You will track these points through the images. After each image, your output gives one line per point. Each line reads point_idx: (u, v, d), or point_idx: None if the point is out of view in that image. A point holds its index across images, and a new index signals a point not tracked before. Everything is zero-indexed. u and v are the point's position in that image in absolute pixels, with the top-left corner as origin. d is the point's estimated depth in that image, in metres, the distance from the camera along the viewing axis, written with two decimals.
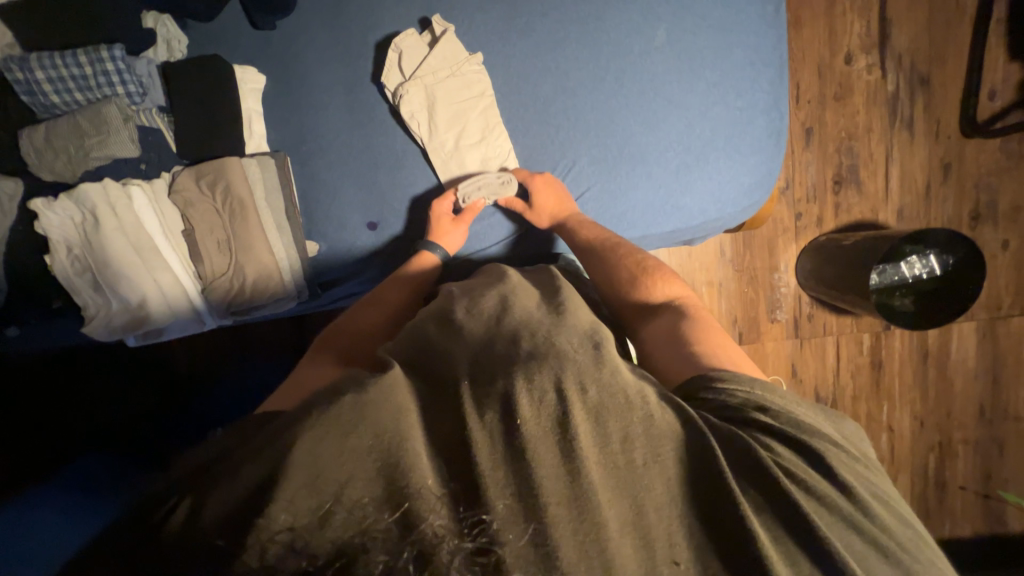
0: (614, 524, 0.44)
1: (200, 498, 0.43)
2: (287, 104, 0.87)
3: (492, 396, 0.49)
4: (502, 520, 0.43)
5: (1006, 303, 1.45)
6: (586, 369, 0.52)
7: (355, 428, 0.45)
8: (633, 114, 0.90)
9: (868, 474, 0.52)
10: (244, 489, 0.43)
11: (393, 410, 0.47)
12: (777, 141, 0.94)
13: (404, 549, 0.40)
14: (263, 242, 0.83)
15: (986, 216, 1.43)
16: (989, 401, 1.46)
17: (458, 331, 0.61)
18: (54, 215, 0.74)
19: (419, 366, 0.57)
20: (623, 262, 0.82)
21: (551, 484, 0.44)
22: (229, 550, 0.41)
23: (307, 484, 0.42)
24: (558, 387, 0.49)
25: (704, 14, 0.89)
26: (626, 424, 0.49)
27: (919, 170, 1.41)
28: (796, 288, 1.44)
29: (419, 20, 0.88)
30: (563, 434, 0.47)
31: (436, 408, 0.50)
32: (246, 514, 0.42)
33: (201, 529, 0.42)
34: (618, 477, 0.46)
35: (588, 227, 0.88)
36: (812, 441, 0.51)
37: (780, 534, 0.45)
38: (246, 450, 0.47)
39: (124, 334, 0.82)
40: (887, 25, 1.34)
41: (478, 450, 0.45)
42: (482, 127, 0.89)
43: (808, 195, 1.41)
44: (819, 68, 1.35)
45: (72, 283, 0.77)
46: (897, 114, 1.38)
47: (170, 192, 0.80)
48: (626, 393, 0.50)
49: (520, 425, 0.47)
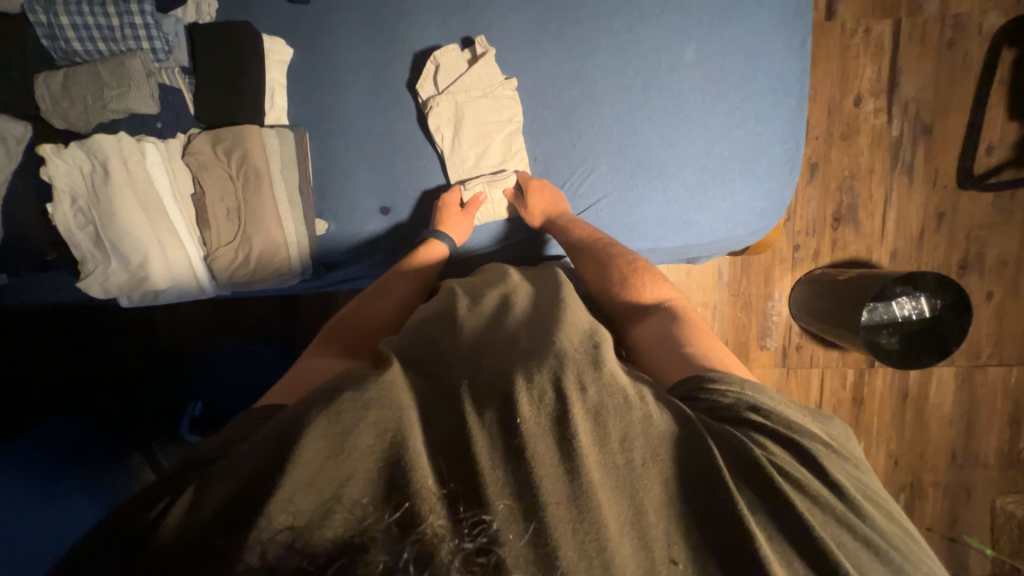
0: (613, 524, 0.43)
1: (200, 493, 0.44)
2: (313, 79, 0.87)
3: (493, 395, 0.49)
4: (503, 521, 0.42)
5: (985, 352, 1.49)
6: (585, 369, 0.52)
7: (356, 426, 0.45)
8: (655, 127, 0.91)
9: (860, 473, 0.52)
10: (245, 487, 0.42)
11: (392, 407, 0.47)
12: (791, 168, 0.96)
13: (404, 550, 0.38)
14: (274, 214, 0.82)
15: (973, 266, 1.48)
16: (961, 446, 1.50)
17: (457, 327, 0.61)
18: (63, 163, 0.73)
19: (421, 361, 0.57)
20: (616, 262, 0.82)
21: (550, 484, 0.43)
22: (228, 549, 0.39)
23: (308, 483, 0.42)
24: (558, 385, 0.49)
25: (733, 38, 0.91)
26: (625, 423, 0.49)
27: (915, 215, 1.45)
28: (787, 318, 1.47)
29: (463, 38, 0.89)
30: (561, 432, 0.46)
31: (435, 401, 0.50)
32: (245, 512, 0.41)
33: (198, 526, 0.41)
34: (618, 477, 0.46)
35: (580, 226, 0.88)
36: (806, 441, 0.52)
37: (776, 539, 0.45)
38: (246, 448, 0.46)
39: (121, 294, 0.80)
40: (897, 73, 1.38)
41: (478, 447, 0.45)
42: (504, 152, 0.91)
43: (807, 229, 1.44)
44: (829, 107, 1.39)
45: (73, 236, 0.75)
46: (899, 160, 1.42)
47: (184, 154, 0.79)
48: (624, 393, 0.51)
49: (520, 424, 0.46)
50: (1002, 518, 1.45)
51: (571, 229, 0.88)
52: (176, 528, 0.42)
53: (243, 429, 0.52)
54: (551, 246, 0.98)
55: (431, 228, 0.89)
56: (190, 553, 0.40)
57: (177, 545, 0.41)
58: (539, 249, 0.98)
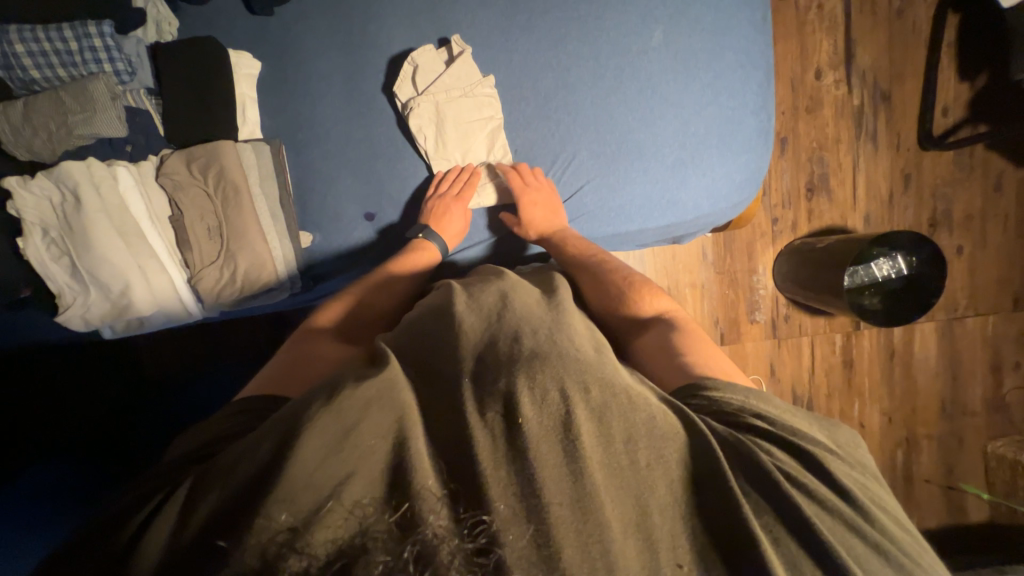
0: (615, 524, 0.43)
1: (197, 494, 0.43)
2: (285, 91, 0.86)
3: (494, 396, 0.47)
4: (503, 520, 0.41)
5: (962, 304, 1.55)
6: (590, 370, 0.50)
7: (357, 423, 0.44)
8: (631, 111, 0.93)
9: (866, 481, 0.52)
10: (246, 487, 0.42)
11: (392, 406, 0.46)
12: (765, 140, 0.99)
13: (405, 549, 0.38)
14: (257, 230, 0.81)
15: (942, 223, 1.53)
16: (949, 397, 1.55)
17: (457, 326, 0.57)
18: (30, 195, 0.70)
19: (421, 362, 0.54)
20: (611, 277, 0.81)
21: (554, 485, 0.43)
22: (227, 551, 0.39)
23: (307, 483, 0.41)
24: (563, 388, 0.48)
25: (699, 18, 0.93)
26: (630, 423, 0.48)
27: (883, 179, 1.50)
28: (773, 290, 1.50)
29: (438, 38, 0.89)
30: (564, 435, 0.45)
31: (437, 405, 0.48)
32: (245, 512, 0.40)
33: (194, 528, 0.41)
34: (622, 478, 0.46)
35: (574, 242, 0.89)
36: (810, 445, 0.52)
37: (782, 540, 0.46)
38: (244, 448, 0.45)
39: (103, 324, 0.78)
40: (853, 44, 1.44)
41: (479, 448, 0.44)
42: (487, 147, 0.92)
43: (783, 201, 1.48)
44: (792, 82, 1.44)
45: (47, 270, 0.73)
46: (863, 127, 1.47)
47: (157, 175, 0.77)
48: (629, 395, 0.50)
49: (522, 425, 0.45)
50: (993, 462, 1.50)
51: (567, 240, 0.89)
52: (172, 534, 0.41)
53: (241, 429, 0.51)
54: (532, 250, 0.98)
55: (425, 226, 0.87)
56: (192, 554, 0.40)
57: (179, 549, 0.41)
58: (520, 250, 0.98)
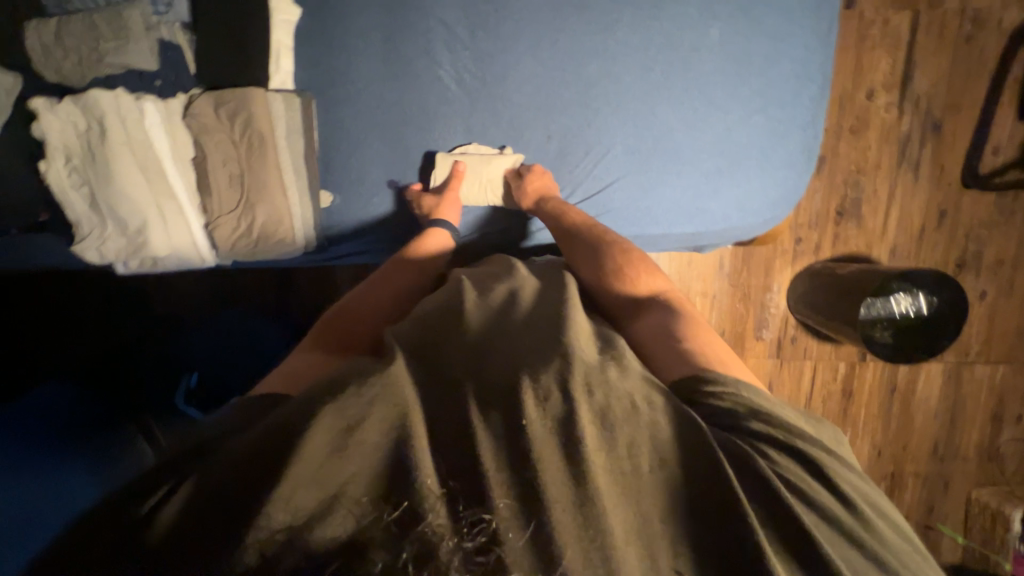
0: (618, 530, 0.42)
1: (197, 482, 0.42)
2: (322, 43, 0.83)
3: (499, 395, 0.47)
4: (506, 523, 0.40)
5: (974, 350, 1.52)
6: (592, 371, 0.50)
7: (360, 420, 0.43)
8: (674, 111, 0.89)
9: (864, 484, 0.51)
10: (243, 477, 0.41)
11: (393, 401, 0.45)
12: (807, 158, 0.96)
13: (404, 549, 0.38)
14: (278, 185, 0.80)
15: (970, 265, 1.49)
16: (943, 439, 1.54)
17: (462, 321, 0.57)
18: (56, 120, 0.70)
19: (422, 353, 0.52)
20: (608, 249, 0.80)
21: (556, 488, 0.42)
22: (228, 544, 0.37)
23: (312, 477, 0.40)
24: (564, 387, 0.47)
25: (761, 21, 0.89)
26: (634, 429, 0.47)
27: (917, 212, 1.45)
28: (784, 311, 1.48)
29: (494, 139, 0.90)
30: (565, 436, 0.45)
31: (438, 394, 0.48)
32: (246, 504, 0.39)
33: (194, 516, 0.39)
34: (622, 483, 0.45)
35: (572, 211, 0.87)
36: (806, 446, 0.50)
37: (779, 555, 0.44)
38: (246, 437, 0.44)
39: (118, 260, 0.78)
40: (912, 67, 1.37)
41: (483, 450, 0.43)
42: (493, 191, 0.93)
43: (810, 222, 1.44)
44: (841, 99, 1.38)
45: (66, 196, 0.72)
46: (906, 155, 1.42)
47: (184, 114, 0.76)
48: (631, 398, 0.49)
49: (525, 428, 0.44)
50: (975, 509, 1.50)
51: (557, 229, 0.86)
52: (171, 525, 0.39)
53: (247, 417, 0.49)
54: (536, 226, 0.97)
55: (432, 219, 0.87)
56: (192, 546, 0.38)
57: (177, 539, 0.39)
58: (519, 239, 0.98)
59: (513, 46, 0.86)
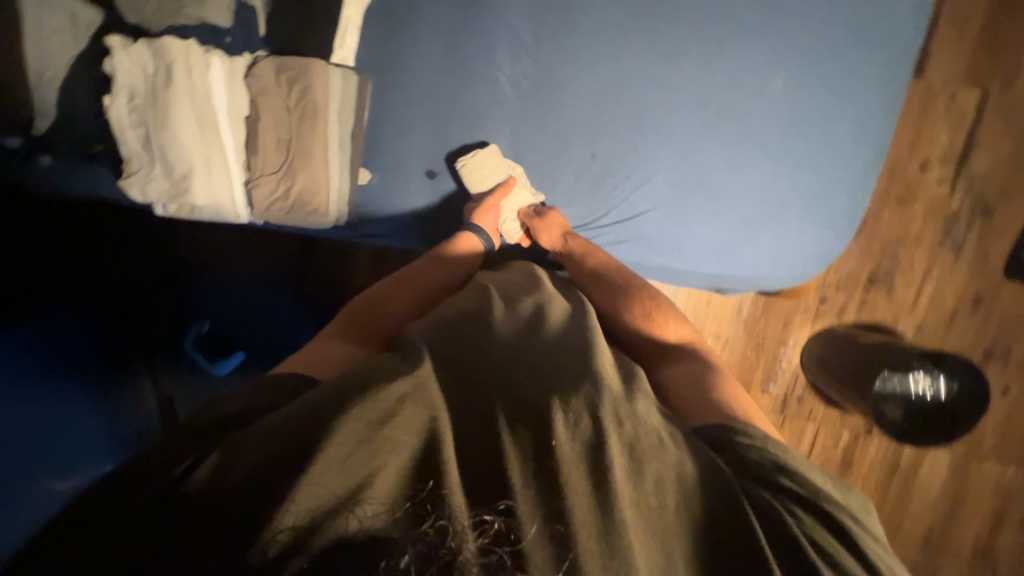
0: (642, 566, 0.41)
1: (226, 456, 0.42)
2: (389, 28, 0.85)
3: (527, 411, 0.47)
4: (531, 542, 0.40)
5: (986, 444, 1.46)
6: (620, 403, 0.50)
7: (391, 417, 0.44)
8: (722, 152, 0.88)
9: (898, 563, 0.48)
10: (273, 456, 0.41)
11: (425, 403, 0.46)
12: (848, 223, 0.93)
13: (404, 554, 0.37)
14: (322, 157, 0.82)
15: (997, 357, 1.43)
16: (938, 531, 1.48)
17: (489, 331, 0.58)
18: (126, 59, 0.73)
19: (451, 357, 0.53)
20: (631, 290, 0.81)
21: (583, 514, 0.41)
22: (253, 521, 0.38)
23: (341, 466, 0.40)
24: (594, 414, 0.47)
25: (827, 77, 0.87)
26: (661, 465, 0.46)
27: (952, 294, 1.40)
28: (795, 368, 1.45)
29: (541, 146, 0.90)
30: (594, 463, 0.44)
31: (466, 404, 0.48)
32: (273, 484, 0.40)
33: (222, 489, 0.40)
34: (648, 520, 0.44)
35: (596, 254, 0.86)
36: (838, 513, 0.48)
37: None
38: (278, 417, 0.45)
39: (159, 202, 0.80)
40: (972, 146, 1.33)
41: (511, 464, 0.43)
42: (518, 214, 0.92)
43: (839, 284, 1.41)
44: (892, 166, 1.35)
45: (123, 133, 0.75)
46: (951, 234, 1.38)
47: (246, 73, 0.78)
48: (658, 434, 0.49)
49: (554, 447, 0.44)
50: None
51: (585, 255, 0.86)
52: (198, 495, 0.40)
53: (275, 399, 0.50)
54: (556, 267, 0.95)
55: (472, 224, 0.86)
56: (217, 518, 0.38)
57: (203, 510, 0.39)
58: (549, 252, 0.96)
59: (574, 61, 0.86)
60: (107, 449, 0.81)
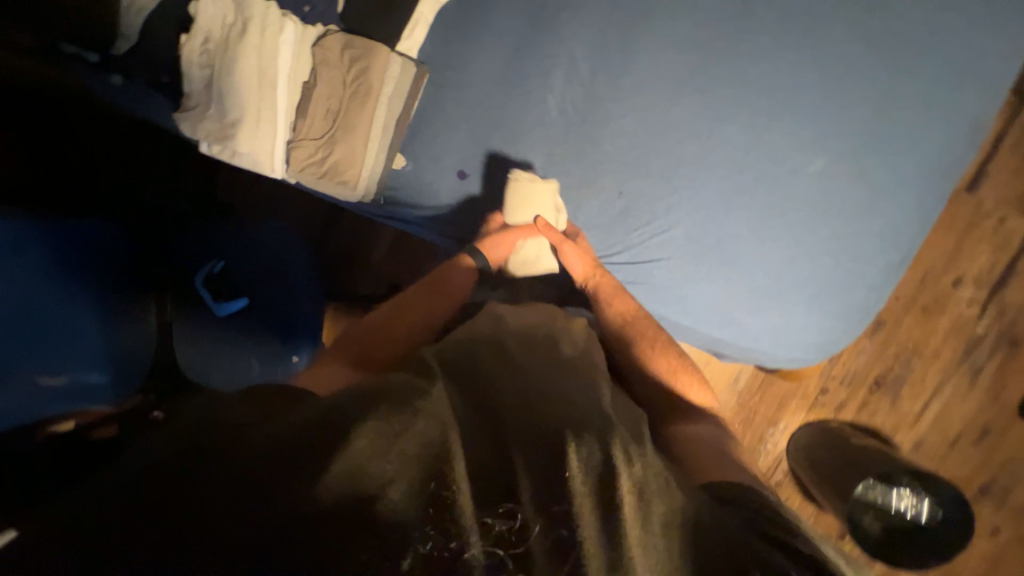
0: None
1: (226, 457, 0.39)
2: (459, 30, 0.89)
3: (537, 430, 0.45)
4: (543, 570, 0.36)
5: None
6: (630, 443, 0.48)
7: (405, 428, 0.42)
8: (748, 221, 0.88)
9: None
10: (284, 455, 0.39)
11: (438, 415, 0.44)
12: (861, 320, 0.92)
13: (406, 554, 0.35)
14: (364, 134, 0.85)
15: (994, 496, 1.36)
16: None
17: (504, 356, 0.57)
18: (212, 6, 0.79)
19: (455, 368, 0.53)
20: (654, 343, 0.80)
21: (593, 545, 0.38)
22: (266, 522, 0.36)
23: (355, 472, 0.38)
24: (604, 445, 0.44)
25: (872, 172, 0.87)
26: (670, 507, 0.44)
27: (959, 418, 1.35)
28: (780, 452, 1.40)
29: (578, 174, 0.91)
30: (604, 495, 0.41)
31: (477, 421, 0.46)
32: (285, 487, 0.37)
33: (222, 493, 0.37)
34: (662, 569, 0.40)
35: (619, 300, 0.85)
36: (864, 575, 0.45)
37: None
38: (286, 420, 0.42)
39: (203, 139, 0.84)
40: (1010, 274, 1.29)
41: (520, 480, 0.40)
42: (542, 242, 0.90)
43: (844, 378, 1.37)
44: (924, 275, 1.32)
45: (189, 70, 0.80)
46: (970, 357, 1.33)
47: (314, 43, 0.83)
48: (666, 481, 0.47)
49: (563, 473, 0.41)
50: None
51: (611, 300, 0.85)
52: (195, 501, 0.37)
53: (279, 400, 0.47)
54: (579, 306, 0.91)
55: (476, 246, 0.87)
56: (221, 519, 0.36)
57: (202, 513, 0.36)
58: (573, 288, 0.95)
59: (627, 99, 0.88)
60: (95, 359, 0.83)
